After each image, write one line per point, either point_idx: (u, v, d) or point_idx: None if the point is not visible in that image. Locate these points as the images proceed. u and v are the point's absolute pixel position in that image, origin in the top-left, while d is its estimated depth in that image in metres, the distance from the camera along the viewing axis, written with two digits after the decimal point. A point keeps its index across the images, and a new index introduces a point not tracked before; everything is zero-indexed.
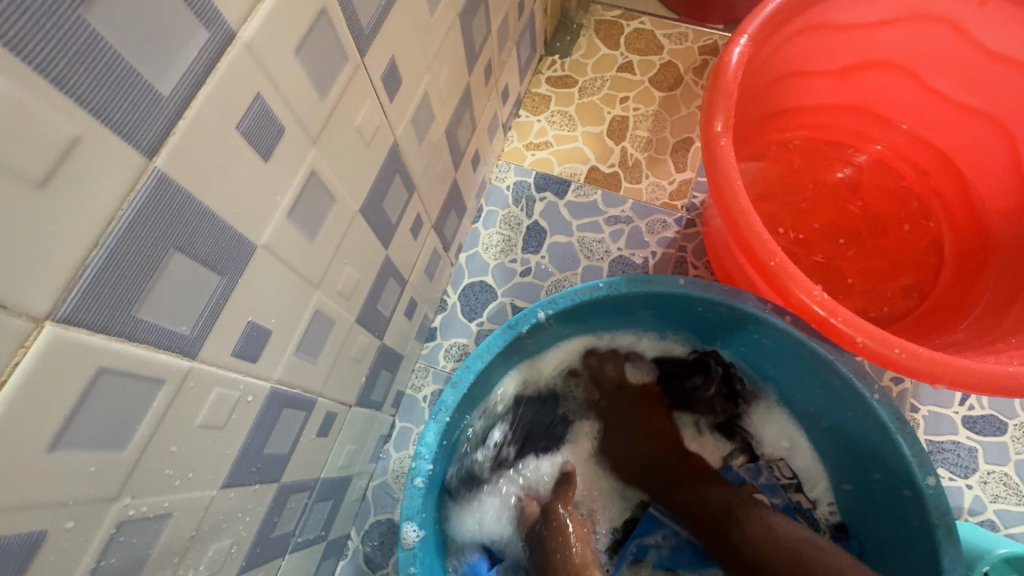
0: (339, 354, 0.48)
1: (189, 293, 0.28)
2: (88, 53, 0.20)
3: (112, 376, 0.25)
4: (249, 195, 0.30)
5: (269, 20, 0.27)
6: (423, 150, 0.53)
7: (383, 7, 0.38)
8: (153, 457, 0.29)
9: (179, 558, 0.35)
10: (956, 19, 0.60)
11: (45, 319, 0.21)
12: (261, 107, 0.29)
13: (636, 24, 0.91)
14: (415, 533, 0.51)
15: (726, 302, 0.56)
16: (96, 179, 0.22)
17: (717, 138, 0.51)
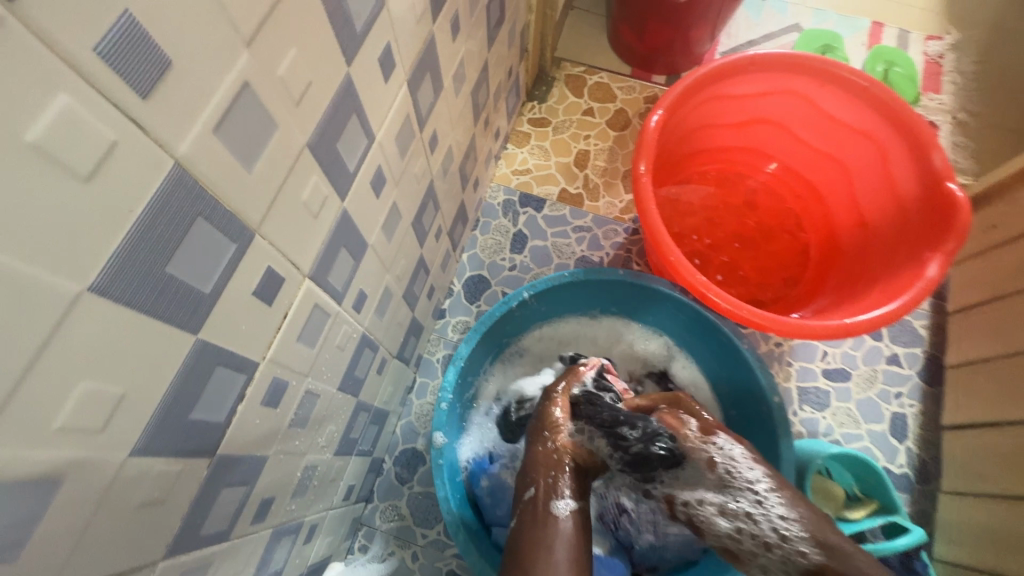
0: (391, 318, 0.73)
1: (344, 270, 0.52)
2: (335, 160, 0.44)
3: (318, 309, 0.49)
4: (369, 217, 0.55)
5: (387, 128, 0.52)
6: (443, 181, 0.78)
7: (432, 104, 0.63)
8: (321, 358, 0.53)
9: (317, 428, 0.59)
10: (809, 95, 0.88)
11: (304, 275, 0.44)
12: (379, 171, 0.54)
13: (596, 78, 1.19)
14: (442, 437, 0.77)
15: (650, 286, 0.83)
16: (330, 213, 0.46)
17: (641, 176, 0.78)
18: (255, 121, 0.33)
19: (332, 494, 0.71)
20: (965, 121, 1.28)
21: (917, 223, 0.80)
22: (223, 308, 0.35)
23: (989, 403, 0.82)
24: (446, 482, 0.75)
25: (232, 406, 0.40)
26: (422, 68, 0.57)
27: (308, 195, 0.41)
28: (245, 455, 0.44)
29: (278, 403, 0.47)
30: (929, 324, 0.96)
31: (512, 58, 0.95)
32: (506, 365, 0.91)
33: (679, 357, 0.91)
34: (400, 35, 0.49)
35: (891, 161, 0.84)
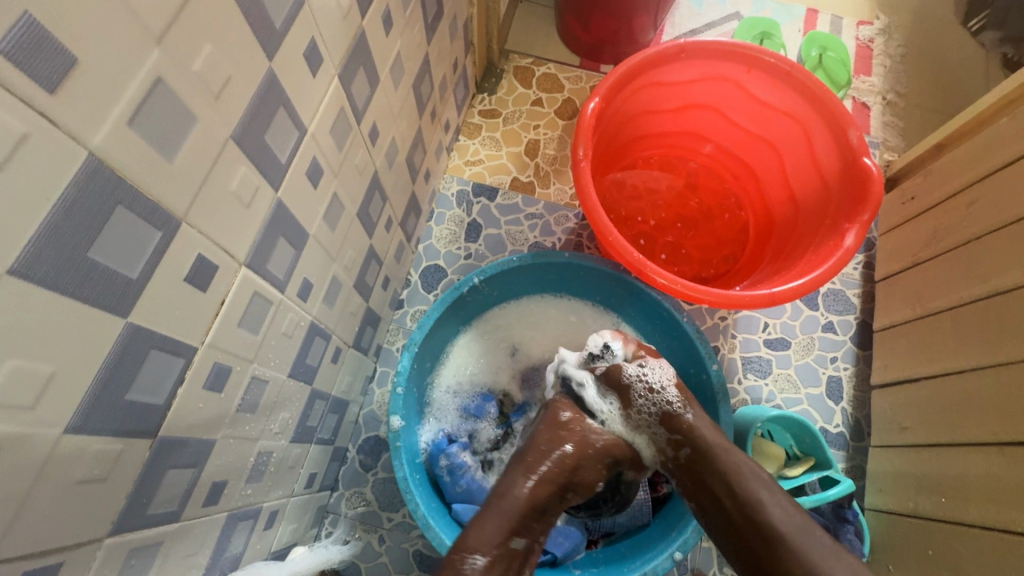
0: (343, 307, 0.75)
1: (284, 258, 0.54)
2: (264, 151, 0.46)
3: (258, 295, 0.51)
4: (308, 207, 0.57)
5: (320, 121, 0.55)
6: (390, 172, 0.81)
7: (368, 97, 0.65)
8: (266, 345, 0.55)
9: (269, 413, 0.60)
10: (737, 81, 0.92)
11: (239, 263, 0.46)
12: (315, 163, 0.56)
13: (544, 69, 1.22)
14: (399, 421, 0.79)
15: (596, 266, 0.87)
16: (263, 203, 0.48)
17: (580, 162, 0.81)
18: (173, 113, 0.35)
19: (292, 481, 0.73)
20: (894, 102, 1.35)
21: (838, 196, 0.86)
22: (152, 293, 0.37)
23: (913, 361, 0.87)
24: (405, 463, 0.77)
25: (171, 389, 0.42)
26: (354, 62, 0.59)
27: (237, 185, 0.43)
28: (190, 436, 0.46)
29: (222, 387, 0.49)
30: (860, 292, 1.02)
31: (456, 52, 0.98)
32: (462, 349, 0.93)
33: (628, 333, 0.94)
34: (325, 31, 0.51)
35: (814, 139, 0.90)
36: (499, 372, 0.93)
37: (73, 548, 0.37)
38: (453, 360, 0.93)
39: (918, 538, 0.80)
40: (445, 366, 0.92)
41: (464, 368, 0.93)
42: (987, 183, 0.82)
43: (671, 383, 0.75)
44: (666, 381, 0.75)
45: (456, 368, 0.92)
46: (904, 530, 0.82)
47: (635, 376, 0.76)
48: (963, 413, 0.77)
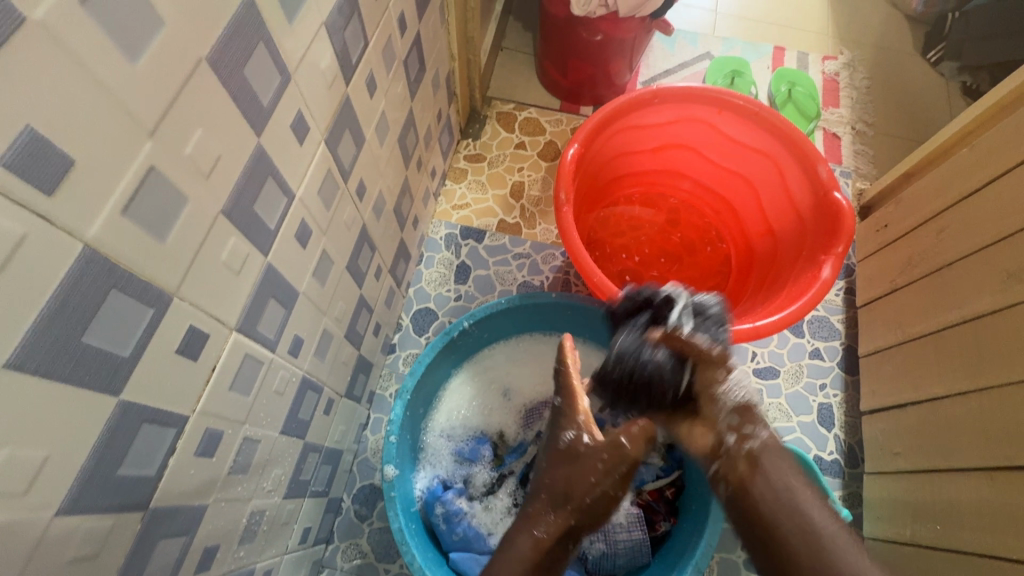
0: (335, 357, 0.76)
1: (274, 318, 0.56)
2: (253, 219, 0.48)
3: (249, 358, 0.52)
4: (297, 268, 0.59)
5: (307, 185, 0.57)
6: (378, 223, 0.83)
7: (355, 156, 0.68)
8: (257, 405, 0.56)
9: (261, 472, 0.60)
10: (709, 121, 0.97)
11: (230, 329, 0.47)
12: (304, 224, 0.58)
13: (525, 113, 1.27)
14: (393, 471, 0.79)
15: (583, 304, 0.89)
16: (252, 269, 0.49)
17: (562, 206, 0.84)
18: (165, 197, 0.36)
19: (285, 538, 0.72)
20: (863, 131, 1.41)
21: (813, 228, 0.89)
22: (144, 368, 0.38)
23: (898, 386, 0.89)
24: (400, 513, 0.77)
25: (163, 459, 0.42)
26: (339, 126, 0.62)
27: (227, 255, 0.45)
28: (181, 504, 0.46)
29: (214, 452, 0.50)
30: (844, 318, 1.04)
31: (440, 103, 1.02)
32: (454, 393, 0.94)
33: None
34: (311, 101, 0.54)
35: (786, 173, 0.93)
36: (491, 414, 0.93)
37: None
38: (446, 404, 0.93)
39: (916, 567, 0.79)
40: (438, 411, 0.92)
41: (456, 412, 0.93)
42: (956, 210, 0.85)
43: (744, 404, 0.62)
44: (740, 398, 0.63)
45: (449, 413, 0.93)
46: (904, 559, 0.82)
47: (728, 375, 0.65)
48: (950, 437, 0.78)
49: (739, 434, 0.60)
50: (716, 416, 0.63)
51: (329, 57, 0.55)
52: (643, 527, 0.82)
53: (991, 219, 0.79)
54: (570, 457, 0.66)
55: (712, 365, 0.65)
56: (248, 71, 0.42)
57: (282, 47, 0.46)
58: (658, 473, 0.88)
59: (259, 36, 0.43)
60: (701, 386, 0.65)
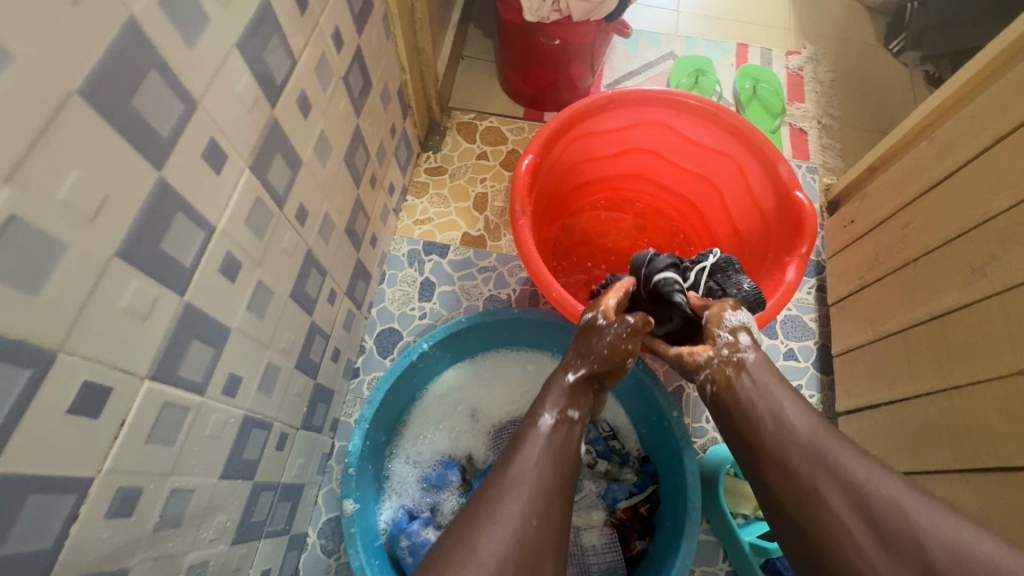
0: (285, 390, 0.73)
1: (200, 359, 0.52)
2: (162, 258, 0.44)
3: (170, 405, 0.48)
4: (226, 303, 0.55)
5: (230, 215, 0.53)
6: (328, 245, 0.80)
7: (291, 180, 0.65)
8: (186, 453, 0.52)
9: (199, 521, 0.56)
10: (668, 124, 0.95)
11: (140, 377, 0.44)
12: (229, 257, 0.54)
13: (486, 123, 1.24)
14: (352, 505, 0.75)
15: (546, 318, 0.86)
16: (165, 310, 0.46)
17: (518, 219, 0.81)
18: (33, 247, 0.33)
19: None
20: (829, 125, 1.40)
21: (777, 229, 0.87)
22: (24, 434, 0.34)
23: (872, 385, 0.87)
24: (361, 550, 0.73)
25: (62, 528, 0.39)
26: (268, 150, 0.58)
27: (129, 300, 0.41)
28: (92, 572, 0.42)
29: (132, 511, 0.46)
30: (816, 317, 1.03)
31: (392, 117, 0.99)
32: (419, 417, 0.90)
33: None
34: (226, 127, 0.50)
35: (748, 174, 0.91)
36: (459, 437, 0.90)
37: None
38: (411, 429, 0.89)
39: None
40: (402, 437, 0.89)
41: (422, 437, 0.89)
42: (920, 203, 0.84)
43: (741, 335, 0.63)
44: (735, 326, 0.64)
45: (415, 438, 0.89)
46: None
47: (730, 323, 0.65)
48: (923, 437, 0.76)
49: (732, 348, 0.63)
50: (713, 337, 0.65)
51: (247, 80, 0.52)
52: (616, 550, 0.80)
53: (956, 211, 0.77)
54: (587, 331, 0.69)
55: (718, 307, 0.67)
56: (137, 102, 0.39)
57: (182, 73, 0.43)
58: (631, 490, 0.84)
59: (150, 63, 0.39)
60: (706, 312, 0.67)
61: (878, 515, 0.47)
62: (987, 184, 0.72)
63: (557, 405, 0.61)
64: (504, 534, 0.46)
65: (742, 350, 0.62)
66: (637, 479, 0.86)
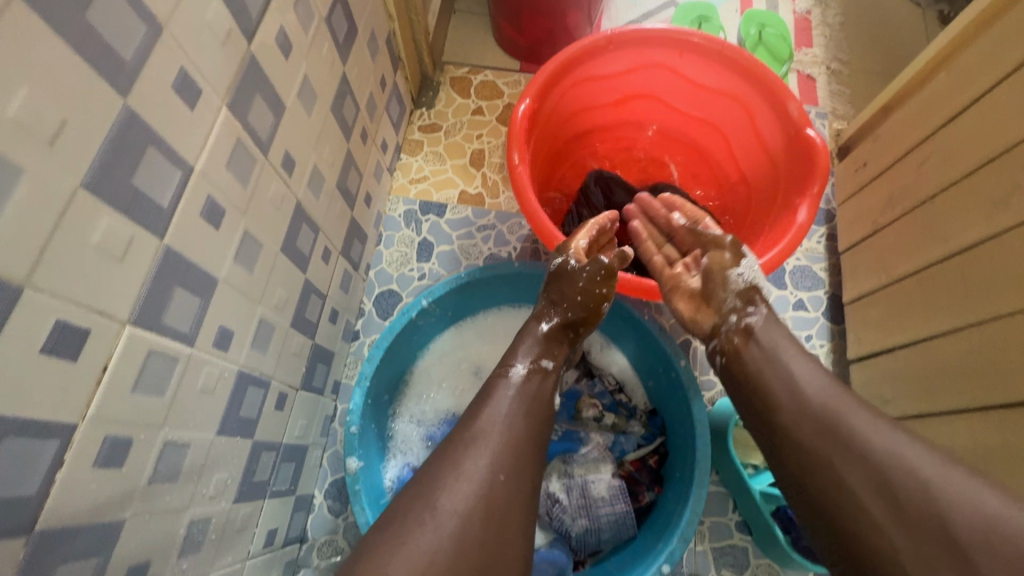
0: (282, 348, 0.71)
1: (186, 308, 0.50)
2: (134, 195, 0.42)
3: (156, 355, 0.46)
4: (211, 252, 0.52)
5: (209, 157, 0.50)
6: (319, 200, 0.77)
7: (274, 125, 0.61)
8: (177, 406, 0.50)
9: (197, 477, 0.55)
10: (671, 66, 0.90)
11: (120, 322, 0.42)
12: (211, 201, 0.51)
13: (481, 77, 1.19)
14: (356, 463, 0.74)
15: (548, 271, 0.84)
16: (142, 252, 0.43)
17: (516, 167, 0.78)
18: None
19: (244, 543, 0.68)
20: (839, 70, 1.34)
21: (788, 170, 0.83)
22: None
23: (885, 331, 0.84)
24: (367, 507, 0.73)
25: (46, 475, 0.37)
26: (247, 90, 0.55)
27: (99, 238, 0.39)
28: (84, 523, 0.41)
29: (123, 461, 0.44)
30: (827, 266, 1.00)
31: (382, 69, 0.94)
32: (421, 376, 0.89)
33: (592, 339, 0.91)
34: (198, 57, 0.47)
35: (756, 116, 0.87)
36: (463, 395, 0.88)
37: None
38: (414, 389, 0.88)
39: None
40: (404, 397, 0.87)
41: (425, 396, 0.88)
42: (937, 138, 0.80)
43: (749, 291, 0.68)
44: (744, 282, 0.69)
45: (418, 397, 0.88)
46: None
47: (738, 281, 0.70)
48: (939, 379, 0.74)
49: (740, 314, 0.68)
50: (725, 299, 0.70)
51: (219, 8, 0.48)
52: (626, 499, 0.78)
53: (975, 144, 0.73)
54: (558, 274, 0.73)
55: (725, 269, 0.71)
56: (91, 17, 0.36)
57: None
58: (639, 442, 0.84)
59: None
60: (714, 271, 0.72)
61: (894, 482, 0.48)
62: (1010, 111, 0.68)
63: (528, 355, 0.65)
64: (465, 491, 0.49)
65: (749, 314, 0.67)
66: (645, 432, 0.85)
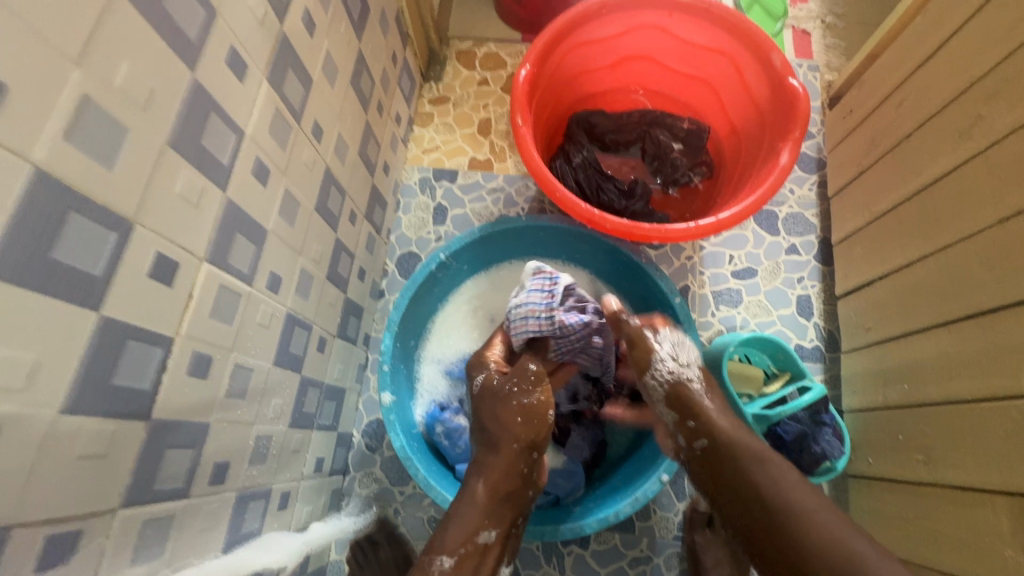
0: (320, 297, 0.81)
1: (245, 253, 0.59)
2: (203, 153, 0.51)
3: (225, 289, 0.56)
4: (261, 206, 0.62)
5: (255, 123, 0.59)
6: (344, 166, 0.86)
7: (304, 96, 0.70)
8: (243, 336, 0.60)
9: (260, 399, 0.65)
10: (662, 27, 0.96)
11: (199, 259, 0.51)
12: (259, 162, 0.60)
13: (484, 49, 1.25)
14: (389, 397, 0.84)
15: (554, 224, 0.92)
16: (211, 202, 0.52)
17: (520, 128, 0.85)
18: (102, 128, 0.40)
19: (298, 465, 0.78)
20: (834, 23, 1.36)
21: (773, 120, 0.89)
22: (118, 287, 0.42)
23: (869, 264, 0.90)
24: (401, 434, 0.83)
25: (155, 375, 0.47)
26: (281, 65, 0.63)
27: (182, 187, 0.48)
28: (182, 419, 0.51)
29: (206, 374, 0.54)
30: (818, 212, 1.05)
31: (393, 45, 1.02)
32: (441, 325, 0.98)
33: (596, 286, 0.99)
34: (243, 37, 0.55)
35: (744, 70, 0.93)
36: (479, 339, 0.98)
37: (87, 518, 0.42)
38: (436, 336, 0.97)
39: (890, 428, 0.83)
40: (427, 344, 0.97)
41: (446, 343, 0.97)
42: (913, 80, 0.85)
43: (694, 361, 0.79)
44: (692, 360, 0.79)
45: (439, 343, 0.97)
46: (879, 423, 0.85)
47: (665, 358, 0.79)
48: (912, 302, 0.80)
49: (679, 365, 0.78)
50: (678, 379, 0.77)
51: None
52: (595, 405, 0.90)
53: (946, 81, 0.78)
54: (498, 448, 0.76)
55: (643, 349, 0.80)
56: (165, 3, 0.44)
57: None
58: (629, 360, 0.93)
59: None
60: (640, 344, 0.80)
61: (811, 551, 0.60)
62: (976, 48, 0.74)
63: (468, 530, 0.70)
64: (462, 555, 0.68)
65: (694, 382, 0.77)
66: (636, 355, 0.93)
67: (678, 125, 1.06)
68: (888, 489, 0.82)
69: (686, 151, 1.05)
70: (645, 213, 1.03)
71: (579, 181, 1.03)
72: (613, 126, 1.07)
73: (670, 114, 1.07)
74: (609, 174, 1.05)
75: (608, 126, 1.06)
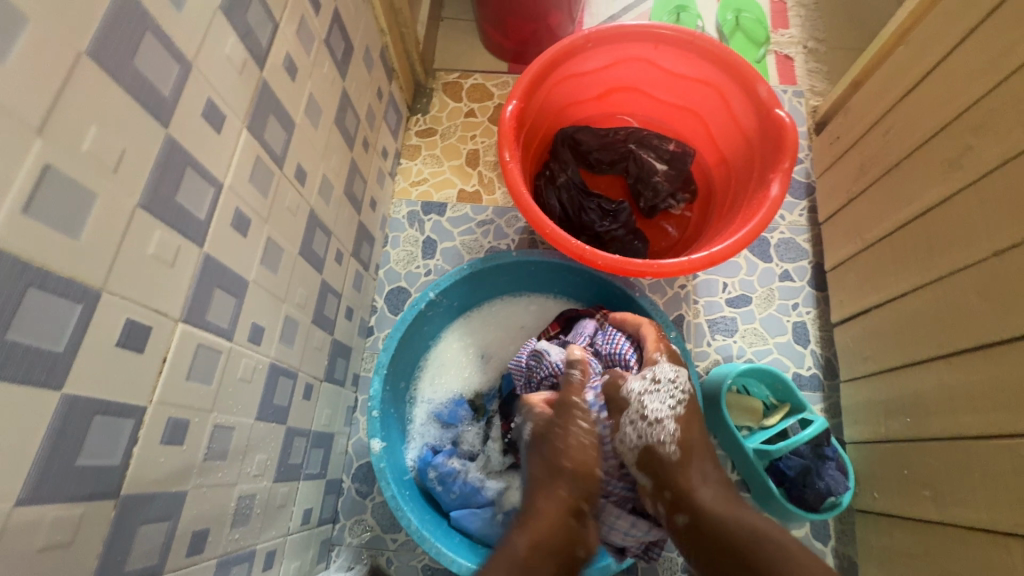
0: (306, 342, 0.78)
1: (225, 308, 0.57)
2: (179, 211, 0.49)
3: (204, 348, 0.54)
4: (242, 257, 0.60)
5: (235, 173, 0.57)
6: (329, 206, 0.84)
7: (286, 141, 0.68)
8: (223, 394, 0.57)
9: (242, 456, 0.62)
10: (648, 59, 0.96)
11: (174, 320, 0.49)
12: (239, 213, 0.58)
13: (471, 80, 1.25)
14: (379, 445, 0.81)
15: (544, 258, 0.90)
16: (187, 259, 0.50)
17: (507, 163, 0.84)
18: (66, 198, 0.38)
19: (284, 520, 0.75)
20: (815, 48, 1.38)
21: (761, 149, 0.89)
22: (84, 361, 0.40)
23: (863, 293, 0.90)
24: (392, 482, 0.79)
25: (126, 448, 0.45)
26: (262, 112, 0.62)
27: (155, 248, 0.46)
28: (156, 491, 0.48)
29: (182, 440, 0.51)
30: (810, 237, 1.05)
31: (378, 81, 1.01)
32: (432, 363, 0.95)
33: None
34: (220, 88, 0.53)
35: (730, 100, 0.93)
36: (468, 378, 0.95)
37: None
38: (426, 376, 0.95)
39: (894, 460, 0.81)
40: (417, 384, 0.94)
41: (436, 382, 0.95)
42: (898, 110, 0.86)
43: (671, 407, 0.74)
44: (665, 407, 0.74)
45: (429, 383, 0.94)
46: (883, 455, 0.83)
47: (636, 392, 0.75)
48: (909, 332, 0.80)
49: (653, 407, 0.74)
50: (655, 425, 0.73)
51: (234, 43, 0.55)
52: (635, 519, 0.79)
53: (932, 111, 0.79)
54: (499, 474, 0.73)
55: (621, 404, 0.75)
56: (137, 63, 0.43)
57: (175, 35, 0.46)
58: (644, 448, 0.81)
59: (144, 25, 0.43)
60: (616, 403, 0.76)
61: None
62: (960, 79, 0.74)
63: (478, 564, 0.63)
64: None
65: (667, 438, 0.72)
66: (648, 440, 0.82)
67: (663, 147, 1.05)
68: (894, 524, 0.80)
69: (671, 175, 1.05)
70: (625, 240, 1.01)
71: (563, 204, 1.02)
72: (598, 143, 1.05)
73: (656, 137, 1.06)
74: (595, 199, 1.04)
75: (592, 144, 1.05)
